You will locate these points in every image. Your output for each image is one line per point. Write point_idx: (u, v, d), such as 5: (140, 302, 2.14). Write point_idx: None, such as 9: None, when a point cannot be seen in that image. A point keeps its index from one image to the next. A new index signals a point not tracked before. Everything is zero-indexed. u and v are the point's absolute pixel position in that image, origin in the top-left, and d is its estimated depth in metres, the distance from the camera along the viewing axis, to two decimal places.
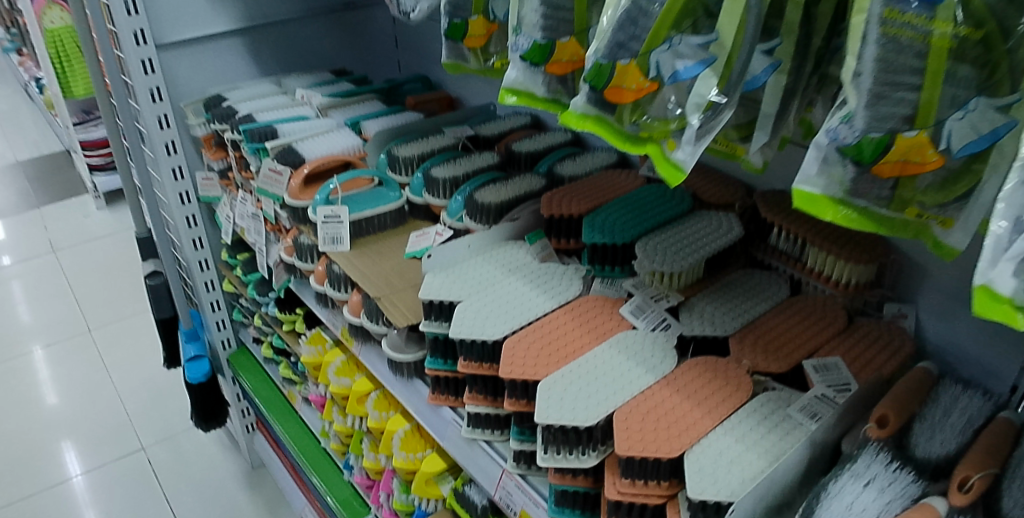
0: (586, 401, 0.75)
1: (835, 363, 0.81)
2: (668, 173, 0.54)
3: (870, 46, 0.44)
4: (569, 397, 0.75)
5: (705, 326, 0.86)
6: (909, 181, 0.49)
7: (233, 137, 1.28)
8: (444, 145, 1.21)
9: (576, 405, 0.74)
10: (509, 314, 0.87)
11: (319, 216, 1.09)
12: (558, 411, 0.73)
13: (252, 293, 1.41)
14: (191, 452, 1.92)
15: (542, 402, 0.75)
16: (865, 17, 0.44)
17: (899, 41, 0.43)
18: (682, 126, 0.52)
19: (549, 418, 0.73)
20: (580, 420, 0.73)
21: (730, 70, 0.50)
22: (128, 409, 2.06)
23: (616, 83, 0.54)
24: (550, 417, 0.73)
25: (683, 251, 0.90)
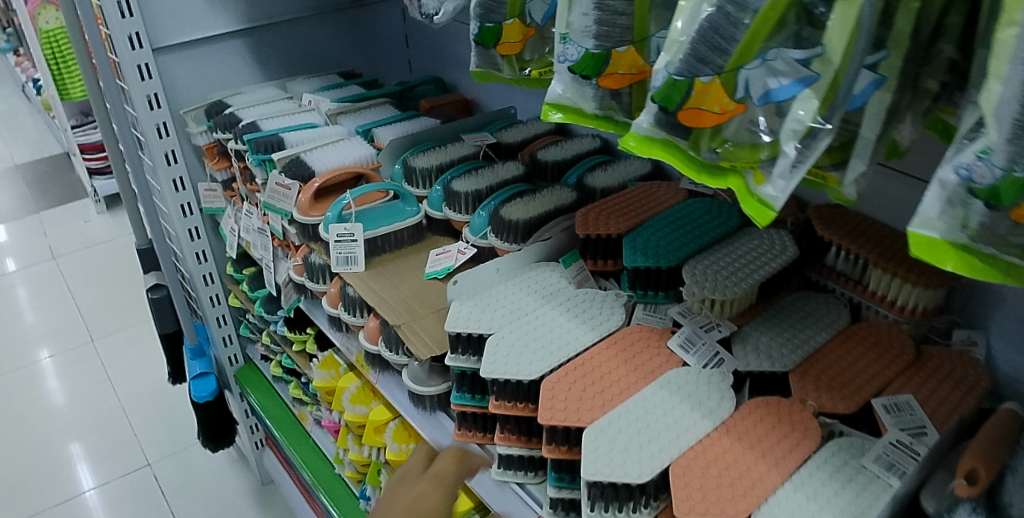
0: (637, 453, 0.67)
1: (907, 401, 0.73)
2: (755, 210, 0.45)
3: (1018, 68, 0.35)
4: (617, 449, 0.68)
5: (761, 360, 0.78)
6: None
7: (237, 147, 1.21)
8: (463, 154, 1.11)
9: (627, 458, 0.67)
10: (546, 349, 0.80)
11: (331, 234, 1.00)
12: (605, 465, 0.66)
13: (259, 310, 1.33)
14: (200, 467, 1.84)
15: (588, 454, 0.68)
16: (1016, 31, 0.35)
17: None
18: (773, 154, 0.44)
19: (597, 474, 0.66)
20: (632, 477, 0.65)
21: (834, 92, 0.42)
22: (133, 422, 1.98)
23: (693, 104, 0.45)
24: (598, 474, 0.66)
25: (735, 276, 0.83)
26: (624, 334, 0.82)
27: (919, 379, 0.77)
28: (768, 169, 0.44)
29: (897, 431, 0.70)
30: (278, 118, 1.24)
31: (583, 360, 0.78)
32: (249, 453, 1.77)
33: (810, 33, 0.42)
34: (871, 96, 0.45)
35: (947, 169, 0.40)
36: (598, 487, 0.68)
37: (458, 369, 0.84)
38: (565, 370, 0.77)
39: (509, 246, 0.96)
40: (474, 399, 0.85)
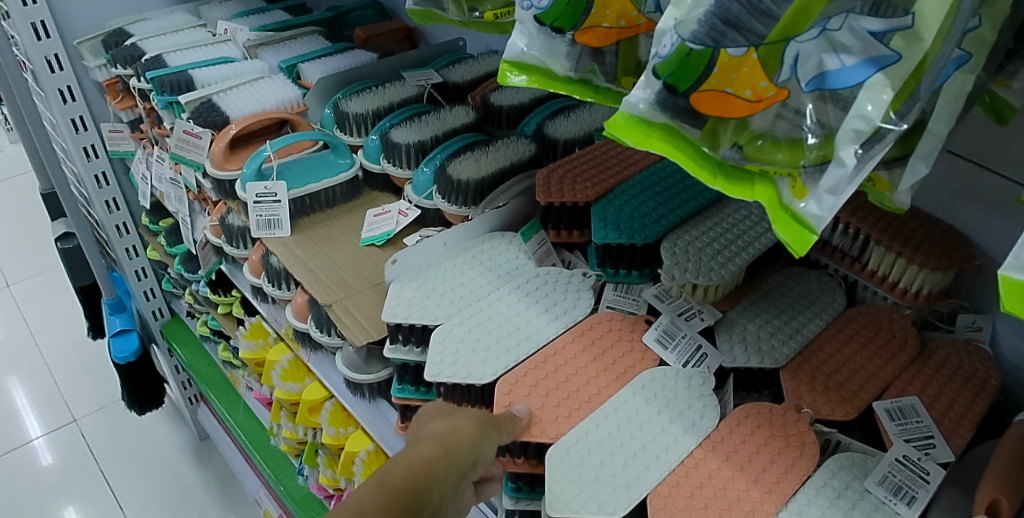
0: (611, 480, 0.55)
1: (913, 404, 0.61)
2: (789, 232, 0.34)
3: None
4: (587, 475, 0.55)
5: (750, 355, 0.64)
6: None
7: (140, 85, 1.02)
8: (406, 96, 0.93)
9: (599, 489, 0.55)
10: (501, 346, 0.64)
11: (249, 194, 0.83)
12: (574, 500, 0.54)
13: (179, 269, 1.17)
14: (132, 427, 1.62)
15: (551, 486, 0.55)
16: None
17: None
18: (822, 159, 0.33)
19: (563, 512, 0.54)
20: (605, 513, 0.53)
21: (914, 81, 0.31)
22: (55, 374, 1.75)
23: (717, 82, 0.33)
24: (564, 511, 0.54)
25: (719, 257, 0.66)
26: (594, 320, 0.67)
27: (930, 369, 0.65)
28: (812, 179, 0.33)
29: (901, 443, 0.58)
30: (188, 50, 1.06)
31: (543, 359, 0.63)
32: (182, 407, 1.56)
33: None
34: (950, 78, 0.35)
35: None
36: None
37: (399, 361, 0.69)
38: (521, 371, 0.62)
39: (459, 210, 0.79)
40: (418, 393, 0.71)
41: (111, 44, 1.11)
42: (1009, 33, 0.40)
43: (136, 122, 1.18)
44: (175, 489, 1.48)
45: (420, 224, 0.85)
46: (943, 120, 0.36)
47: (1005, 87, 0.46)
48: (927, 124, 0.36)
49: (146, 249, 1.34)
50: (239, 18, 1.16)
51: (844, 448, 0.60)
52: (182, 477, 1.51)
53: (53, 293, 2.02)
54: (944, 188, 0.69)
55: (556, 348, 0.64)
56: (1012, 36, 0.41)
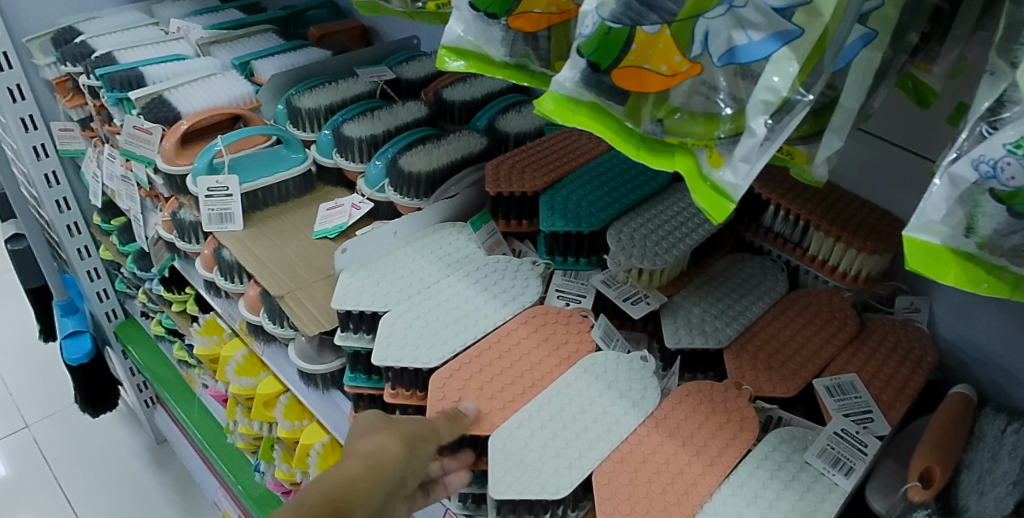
0: (554, 462, 0.56)
1: (852, 381, 0.63)
2: (707, 201, 0.36)
3: None
4: (530, 457, 0.56)
5: (693, 337, 0.67)
6: None
7: (89, 83, 1.01)
8: (358, 93, 0.94)
9: (542, 470, 0.56)
10: (449, 331, 0.65)
11: (200, 189, 0.83)
12: (517, 482, 0.55)
13: (132, 267, 1.16)
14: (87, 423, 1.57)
15: (495, 470, 0.55)
16: None
17: None
18: (735, 131, 0.35)
19: (507, 493, 0.54)
20: (548, 493, 0.54)
21: (817, 54, 0.33)
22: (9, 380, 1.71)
23: (635, 60, 0.35)
24: (508, 493, 0.54)
25: (665, 242, 0.68)
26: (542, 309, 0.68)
27: (869, 347, 0.67)
28: (727, 149, 0.35)
29: (840, 417, 0.60)
30: (139, 47, 1.05)
31: (489, 345, 0.64)
32: (138, 410, 1.53)
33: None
34: (858, 55, 0.37)
35: (959, 162, 0.34)
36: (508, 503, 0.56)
37: (350, 349, 0.69)
38: (465, 360, 0.63)
39: (410, 202, 0.80)
40: (371, 381, 0.71)
41: (61, 41, 1.09)
42: (919, 17, 0.43)
43: (87, 120, 1.16)
44: (132, 494, 1.45)
45: (373, 217, 0.85)
46: (853, 95, 0.38)
47: (925, 72, 0.48)
48: (838, 100, 0.39)
49: (99, 249, 1.31)
50: (192, 16, 1.16)
51: (785, 423, 0.62)
52: (139, 480, 1.49)
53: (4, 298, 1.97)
54: (877, 173, 0.72)
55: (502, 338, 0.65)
56: (925, 21, 0.44)
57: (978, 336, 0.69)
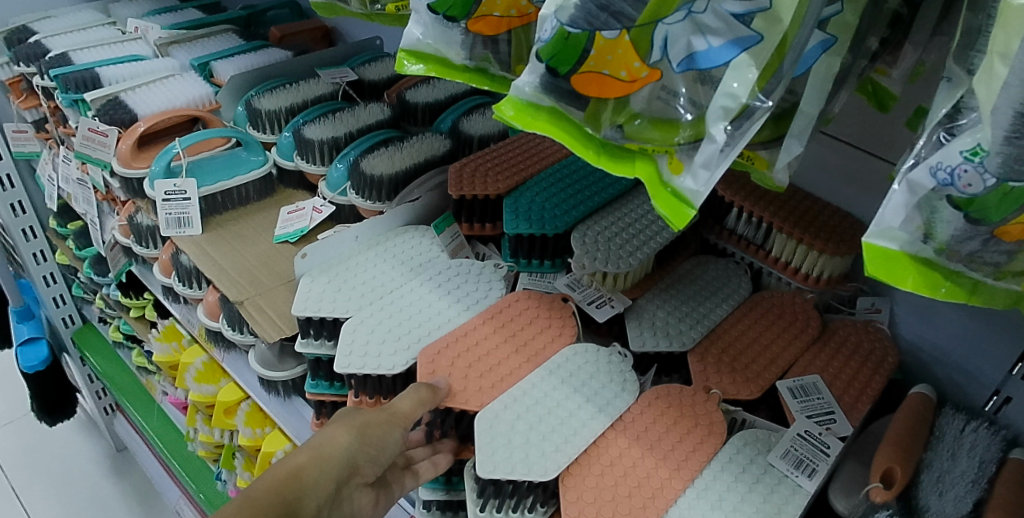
0: (540, 445, 0.56)
1: (814, 382, 0.64)
2: (668, 207, 0.35)
3: None
4: (517, 440, 0.56)
5: (658, 340, 0.67)
6: None
7: (42, 83, 0.98)
8: (319, 94, 0.92)
9: (529, 453, 0.56)
10: (412, 335, 0.64)
11: (157, 192, 0.81)
12: (504, 462, 0.55)
13: (89, 272, 1.12)
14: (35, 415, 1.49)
15: (484, 448, 0.56)
16: None
17: None
18: (695, 137, 0.34)
19: (496, 473, 0.54)
20: (536, 475, 0.54)
21: (777, 60, 0.33)
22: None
23: (594, 65, 0.35)
24: (497, 472, 0.54)
25: (629, 245, 0.68)
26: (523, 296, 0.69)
27: (831, 348, 0.68)
28: (687, 156, 0.35)
29: (803, 419, 0.61)
30: (94, 48, 1.02)
31: (470, 328, 0.65)
32: (96, 418, 1.48)
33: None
34: (817, 61, 0.37)
35: (917, 168, 0.34)
36: (492, 485, 0.56)
37: (311, 355, 0.68)
38: (445, 345, 0.63)
39: (373, 205, 0.79)
40: (332, 388, 0.70)
41: (15, 41, 1.06)
42: (878, 23, 0.43)
43: (41, 122, 1.12)
44: (90, 505, 1.41)
45: (335, 221, 0.84)
46: (813, 101, 0.38)
47: (885, 76, 0.49)
48: (798, 106, 0.39)
49: (55, 254, 1.27)
50: (150, 15, 1.13)
51: (749, 425, 0.63)
52: (98, 491, 1.44)
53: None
54: (838, 175, 0.72)
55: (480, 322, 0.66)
56: (883, 26, 0.44)
57: (938, 335, 0.70)
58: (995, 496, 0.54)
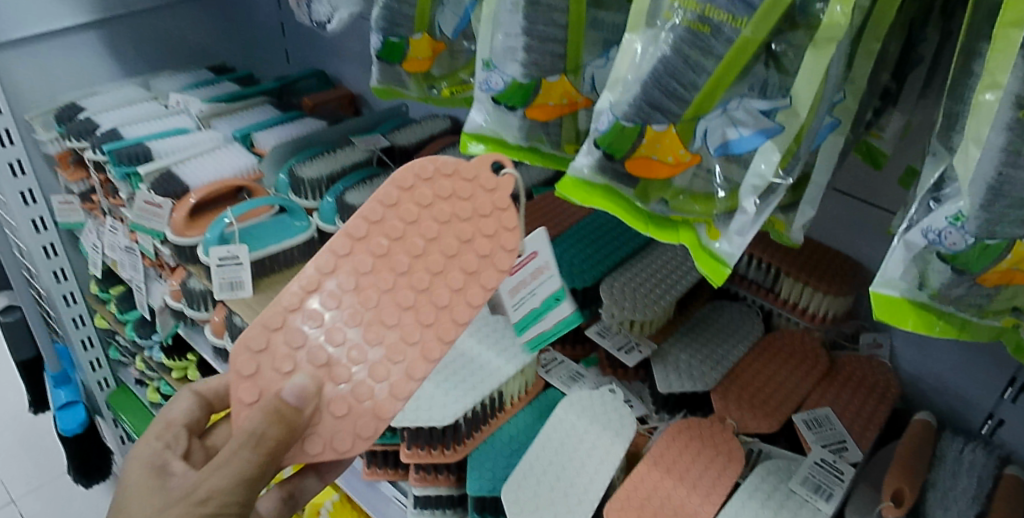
0: (565, 501, 0.65)
1: (826, 414, 0.71)
2: (708, 267, 0.45)
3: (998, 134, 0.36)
4: (543, 500, 0.66)
5: (683, 381, 0.74)
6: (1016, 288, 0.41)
7: (94, 158, 1.06)
8: (356, 161, 0.99)
9: (555, 510, 0.65)
10: (463, 389, 0.72)
11: (211, 258, 0.87)
12: None
13: (132, 335, 1.19)
14: (53, 454, 1.50)
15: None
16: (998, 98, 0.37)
17: None
18: (730, 208, 0.43)
19: None
20: None
21: (796, 145, 0.41)
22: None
23: (644, 152, 0.42)
24: None
25: (653, 294, 0.76)
26: (430, 163, 0.53)
27: (838, 384, 0.75)
28: (723, 224, 0.44)
29: (819, 448, 0.67)
30: (142, 123, 1.10)
31: (364, 235, 0.52)
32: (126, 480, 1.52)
33: (776, 81, 0.41)
34: (825, 140, 0.45)
35: (912, 230, 0.41)
36: None
37: None
38: (347, 283, 0.52)
39: None
40: (383, 437, 0.76)
41: (64, 118, 1.12)
42: (872, 99, 0.51)
43: (88, 193, 1.20)
44: None
45: None
46: (823, 172, 0.46)
47: (878, 139, 0.57)
48: (810, 175, 0.47)
49: (93, 318, 1.34)
50: (190, 89, 1.22)
51: (766, 454, 0.69)
52: None
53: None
54: (840, 223, 0.79)
55: (381, 229, 0.52)
56: (876, 100, 0.52)
57: (935, 366, 0.76)
58: (993, 510, 0.60)
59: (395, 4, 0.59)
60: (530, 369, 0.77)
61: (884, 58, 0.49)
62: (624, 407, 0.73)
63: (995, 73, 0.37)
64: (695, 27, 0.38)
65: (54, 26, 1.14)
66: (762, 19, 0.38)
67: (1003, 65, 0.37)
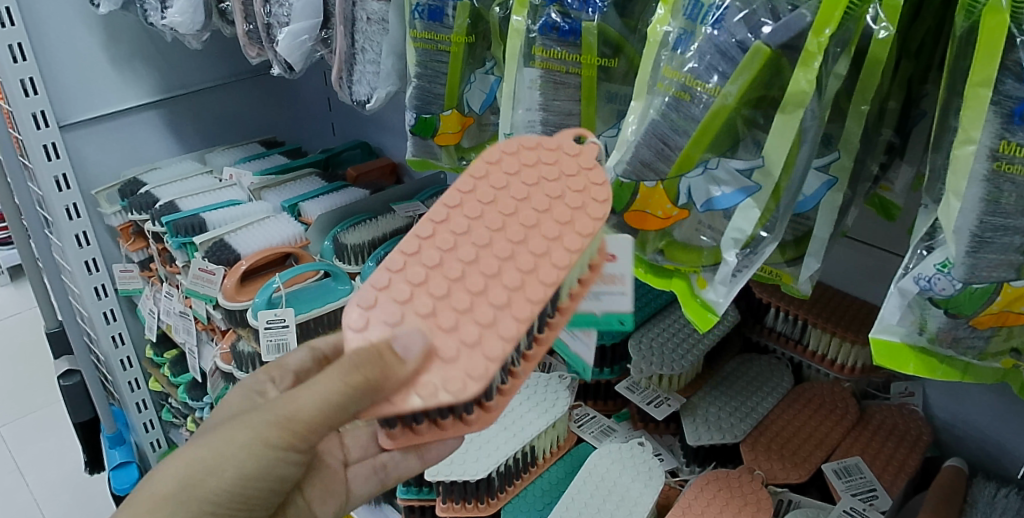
0: None
1: (856, 463, 0.72)
2: (697, 314, 0.48)
3: (976, 186, 0.39)
4: None
5: (713, 434, 0.75)
6: (1012, 329, 0.43)
7: (154, 229, 1.15)
8: (395, 227, 1.06)
9: None
10: (493, 441, 0.75)
11: (261, 321, 0.93)
12: None
13: (184, 396, 1.26)
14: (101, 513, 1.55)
15: None
16: (974, 150, 0.39)
17: (1008, 177, 0.38)
18: (715, 260, 0.47)
19: None
20: None
21: (774, 202, 0.45)
22: (18, 459, 1.70)
23: (638, 207, 0.48)
24: None
25: (680, 348, 0.79)
26: (514, 138, 0.48)
27: (868, 433, 0.76)
28: (709, 274, 0.47)
29: (848, 497, 0.69)
30: (198, 195, 1.19)
31: (456, 204, 0.46)
32: None
33: (754, 138, 0.45)
34: (824, 197, 0.49)
35: (905, 277, 0.45)
36: None
37: None
38: (428, 261, 0.44)
39: None
40: (421, 492, 0.81)
41: (126, 192, 1.22)
42: (875, 153, 0.54)
43: (147, 261, 1.29)
44: None
45: None
46: (822, 227, 0.49)
47: (889, 191, 0.58)
48: (812, 231, 0.50)
49: (148, 381, 1.42)
50: (242, 163, 1.32)
51: (796, 505, 0.71)
52: None
53: (22, 370, 1.99)
54: (863, 272, 0.80)
55: (459, 211, 0.46)
56: (880, 153, 0.54)
57: (969, 414, 0.76)
58: None
59: (427, 84, 0.65)
60: (561, 424, 0.80)
61: (885, 114, 0.52)
62: (653, 460, 0.75)
63: (969, 129, 0.39)
64: (678, 94, 0.43)
65: (118, 107, 1.25)
66: (734, 82, 0.42)
67: (976, 121, 0.39)
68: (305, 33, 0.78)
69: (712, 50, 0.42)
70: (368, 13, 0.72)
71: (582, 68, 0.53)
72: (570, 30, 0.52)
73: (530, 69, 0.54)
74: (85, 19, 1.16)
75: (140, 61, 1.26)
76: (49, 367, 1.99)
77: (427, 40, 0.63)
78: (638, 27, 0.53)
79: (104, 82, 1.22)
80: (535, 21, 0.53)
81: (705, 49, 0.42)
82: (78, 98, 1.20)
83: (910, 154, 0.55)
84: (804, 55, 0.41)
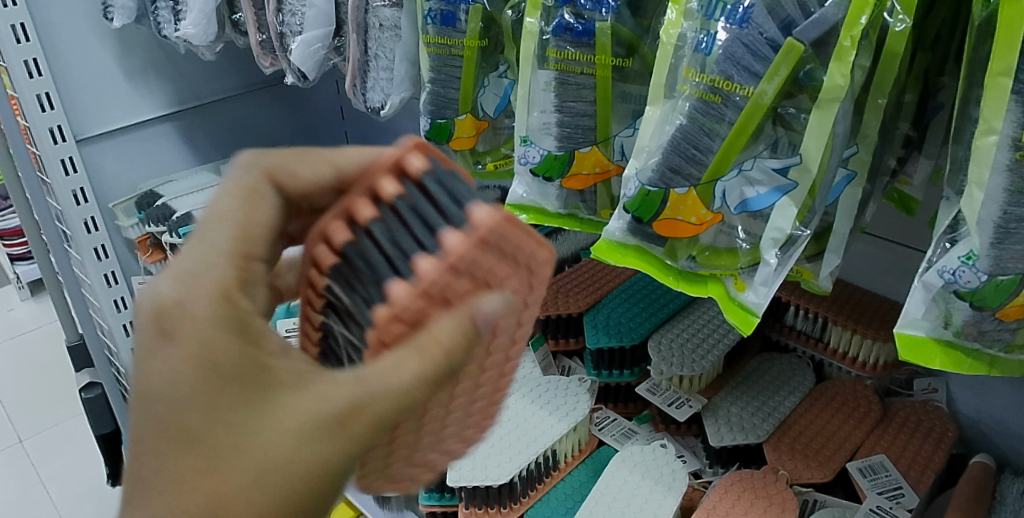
0: None
1: (881, 461, 0.71)
2: (738, 316, 0.48)
3: (998, 175, 0.39)
4: None
5: (735, 433, 0.75)
6: None
7: (172, 241, 1.16)
8: None
9: None
10: (515, 446, 0.75)
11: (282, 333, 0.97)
12: None
13: None
14: None
15: None
16: (997, 141, 0.39)
17: None
18: (753, 261, 0.47)
19: None
20: None
21: (811, 199, 0.45)
22: (41, 472, 1.72)
23: (669, 215, 0.47)
24: None
25: (700, 349, 0.78)
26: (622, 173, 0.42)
27: (892, 430, 0.75)
28: (748, 276, 0.48)
29: (874, 495, 0.68)
30: None
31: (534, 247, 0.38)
32: None
33: (786, 138, 0.45)
34: (842, 192, 0.48)
35: (929, 271, 0.44)
36: None
37: None
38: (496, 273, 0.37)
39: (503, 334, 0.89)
40: (442, 498, 0.81)
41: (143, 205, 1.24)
42: (894, 146, 0.53)
43: None
44: None
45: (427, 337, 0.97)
46: (844, 222, 0.49)
47: (907, 185, 0.58)
48: (831, 226, 0.50)
49: None
50: None
51: (821, 505, 0.70)
52: None
53: (43, 383, 2.01)
54: (882, 267, 0.79)
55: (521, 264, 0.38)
56: (898, 148, 0.54)
57: (995, 410, 0.74)
58: None
59: (440, 89, 0.65)
60: (582, 427, 0.80)
61: (902, 108, 0.51)
62: (676, 462, 0.74)
63: (990, 119, 0.39)
64: (707, 97, 0.43)
65: (133, 120, 1.26)
66: (768, 81, 0.42)
67: (998, 110, 0.38)
68: (318, 41, 0.78)
69: (739, 50, 0.42)
70: (380, 20, 0.72)
71: (596, 68, 0.53)
72: (584, 31, 0.52)
73: (544, 71, 0.54)
74: (99, 33, 1.17)
75: (154, 73, 1.27)
76: (69, 379, 2.01)
77: (440, 45, 0.64)
78: (651, 26, 0.53)
79: (119, 96, 1.24)
80: (549, 23, 0.53)
81: (733, 49, 0.42)
82: (95, 111, 1.21)
83: (928, 147, 0.54)
84: (838, 49, 0.41)
